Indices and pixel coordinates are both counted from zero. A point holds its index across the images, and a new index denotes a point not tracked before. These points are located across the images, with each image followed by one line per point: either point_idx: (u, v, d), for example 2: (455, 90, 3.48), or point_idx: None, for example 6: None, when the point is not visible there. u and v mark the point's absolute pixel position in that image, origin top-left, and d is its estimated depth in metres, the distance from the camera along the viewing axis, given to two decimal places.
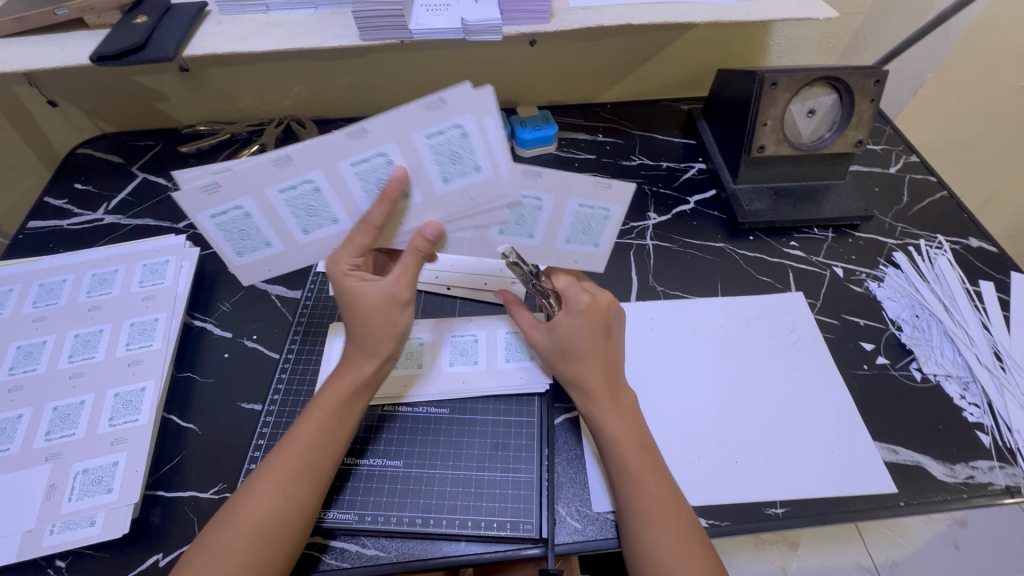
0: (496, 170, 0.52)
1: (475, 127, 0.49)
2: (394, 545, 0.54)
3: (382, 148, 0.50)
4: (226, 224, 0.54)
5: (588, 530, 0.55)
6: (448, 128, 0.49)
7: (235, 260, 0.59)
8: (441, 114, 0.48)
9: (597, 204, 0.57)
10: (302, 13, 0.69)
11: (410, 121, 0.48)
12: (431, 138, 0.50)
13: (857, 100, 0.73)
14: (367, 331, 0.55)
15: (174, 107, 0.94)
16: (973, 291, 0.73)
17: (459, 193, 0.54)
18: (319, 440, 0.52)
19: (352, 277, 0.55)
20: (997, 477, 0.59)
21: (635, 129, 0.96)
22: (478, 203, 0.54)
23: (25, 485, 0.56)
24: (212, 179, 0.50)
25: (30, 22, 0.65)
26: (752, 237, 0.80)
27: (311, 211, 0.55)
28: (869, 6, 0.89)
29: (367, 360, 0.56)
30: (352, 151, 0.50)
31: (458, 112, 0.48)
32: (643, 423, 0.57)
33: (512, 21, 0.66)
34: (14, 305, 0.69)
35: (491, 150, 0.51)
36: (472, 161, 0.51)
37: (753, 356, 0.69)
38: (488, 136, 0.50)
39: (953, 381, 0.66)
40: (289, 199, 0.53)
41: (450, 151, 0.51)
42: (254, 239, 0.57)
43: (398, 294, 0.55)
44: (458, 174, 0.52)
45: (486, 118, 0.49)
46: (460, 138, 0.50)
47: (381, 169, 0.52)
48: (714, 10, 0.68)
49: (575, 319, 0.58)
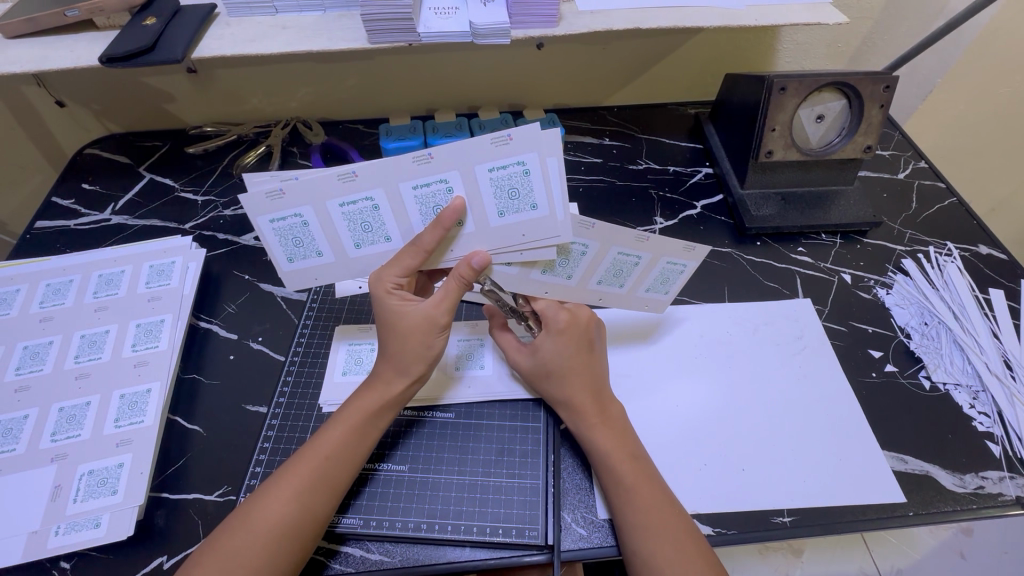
0: (552, 210, 0.54)
1: (537, 166, 0.51)
2: (399, 550, 0.54)
3: (443, 175, 0.52)
4: (283, 230, 0.55)
5: (593, 537, 0.54)
6: (511, 164, 0.51)
7: (285, 266, 0.58)
8: (508, 150, 0.51)
9: (632, 252, 0.60)
10: (310, 16, 0.69)
11: (475, 152, 0.51)
12: (493, 172, 0.52)
13: (866, 105, 0.72)
14: (404, 351, 0.55)
15: (181, 108, 0.94)
16: (982, 299, 0.73)
17: (512, 228, 0.55)
18: (337, 450, 0.52)
19: (395, 296, 0.55)
20: (1007, 488, 0.58)
21: (641, 133, 0.95)
22: (528, 239, 0.55)
23: (31, 486, 0.56)
24: (280, 185, 0.52)
25: (40, 23, 0.65)
26: (759, 242, 0.80)
27: (366, 226, 0.56)
28: (878, 11, 0.88)
29: (400, 379, 0.56)
30: (416, 175, 0.52)
31: (524, 150, 0.51)
32: (634, 436, 0.57)
33: (521, 25, 0.66)
34: (21, 304, 0.69)
35: (549, 190, 0.53)
36: (529, 199, 0.53)
37: (761, 363, 0.68)
38: (546, 174, 0.52)
39: (963, 390, 0.65)
40: (347, 214, 0.54)
41: (508, 186, 0.53)
42: (306, 248, 0.57)
43: (438, 318, 0.55)
44: (513, 210, 0.54)
45: (549, 159, 0.51)
46: (520, 174, 0.52)
47: (438, 196, 0.54)
48: (723, 14, 0.68)
49: (557, 337, 0.59)
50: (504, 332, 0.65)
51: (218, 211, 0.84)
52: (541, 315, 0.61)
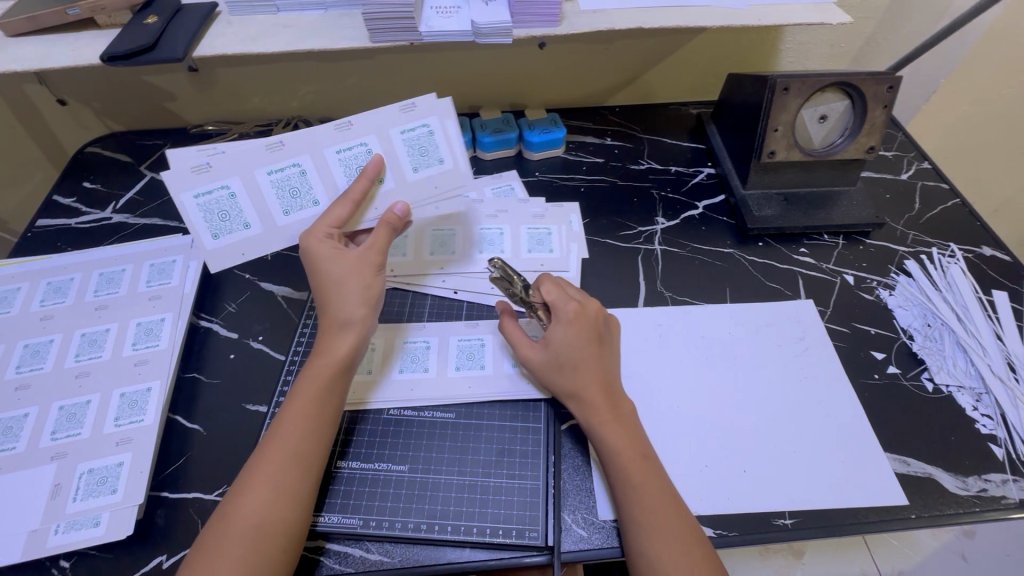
0: (455, 163, 0.63)
1: (439, 127, 0.62)
2: (399, 551, 0.54)
3: (363, 139, 0.60)
4: (208, 205, 0.58)
5: (594, 538, 0.54)
6: (418, 127, 0.61)
7: (210, 244, 0.59)
8: (413, 115, 0.61)
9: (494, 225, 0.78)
10: (312, 14, 0.69)
11: (386, 118, 0.60)
12: (404, 134, 0.61)
13: (869, 105, 0.72)
14: (341, 297, 0.56)
15: (182, 107, 0.94)
16: (985, 301, 0.72)
17: (425, 182, 0.62)
18: (302, 434, 0.52)
19: (328, 244, 0.56)
20: (1011, 491, 0.58)
21: (643, 133, 0.95)
22: (440, 190, 0.63)
23: (31, 485, 0.56)
24: (206, 159, 0.57)
25: (41, 21, 0.65)
26: (761, 243, 0.79)
27: (294, 193, 0.60)
28: (882, 11, 0.88)
29: (343, 334, 0.56)
30: (338, 140, 0.60)
31: (427, 115, 0.61)
32: (644, 435, 0.57)
33: (523, 24, 0.66)
34: (22, 303, 0.69)
35: (451, 147, 0.63)
36: (437, 156, 0.62)
37: (762, 364, 0.68)
38: (449, 135, 0.62)
39: (965, 392, 0.65)
40: (275, 181, 0.59)
41: (419, 146, 0.61)
42: (233, 220, 0.59)
43: (370, 257, 0.57)
44: (425, 166, 0.62)
45: (449, 120, 0.62)
46: (426, 135, 0.61)
47: (359, 157, 0.61)
48: (727, 14, 0.68)
49: (567, 328, 0.59)
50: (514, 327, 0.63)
51: None
52: (550, 305, 0.61)
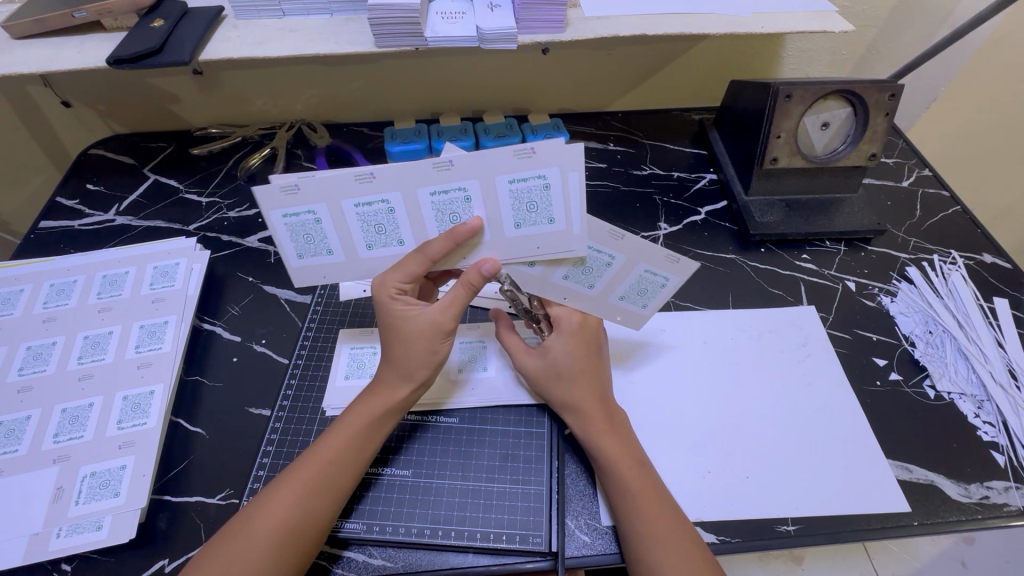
0: (569, 224, 0.53)
1: (558, 180, 0.50)
2: (401, 556, 0.54)
3: (463, 184, 0.51)
4: (295, 225, 0.53)
5: (598, 544, 0.54)
6: (531, 177, 0.50)
7: (293, 262, 0.56)
8: (529, 164, 0.49)
9: (660, 272, 0.58)
10: (317, 19, 0.69)
11: (498, 164, 0.49)
12: (513, 184, 0.50)
13: (871, 114, 0.73)
14: (408, 356, 0.55)
15: (186, 110, 0.94)
16: (987, 308, 0.73)
17: (526, 239, 0.54)
18: (343, 456, 0.52)
19: (400, 301, 0.55)
20: (1012, 498, 0.58)
21: (645, 138, 0.96)
22: (542, 251, 0.55)
23: (33, 487, 0.55)
24: (295, 180, 0.49)
25: (48, 24, 0.65)
26: (763, 249, 0.80)
27: (380, 229, 0.54)
28: (883, 19, 0.89)
29: (405, 384, 0.56)
30: (434, 182, 0.51)
31: (545, 165, 0.49)
32: (638, 444, 0.57)
33: (527, 30, 0.66)
34: (25, 305, 0.69)
35: (569, 207, 0.51)
36: (547, 213, 0.52)
37: (764, 370, 0.68)
38: (568, 190, 0.50)
39: (966, 399, 0.65)
40: (361, 214, 0.53)
41: (528, 199, 0.51)
42: (317, 245, 0.55)
43: (443, 324, 0.55)
44: (530, 222, 0.53)
45: (571, 173, 0.49)
46: (541, 188, 0.50)
47: (456, 204, 0.52)
48: (730, 22, 0.68)
49: (568, 340, 0.60)
50: (511, 332, 0.65)
51: (222, 213, 0.84)
52: (554, 317, 0.62)
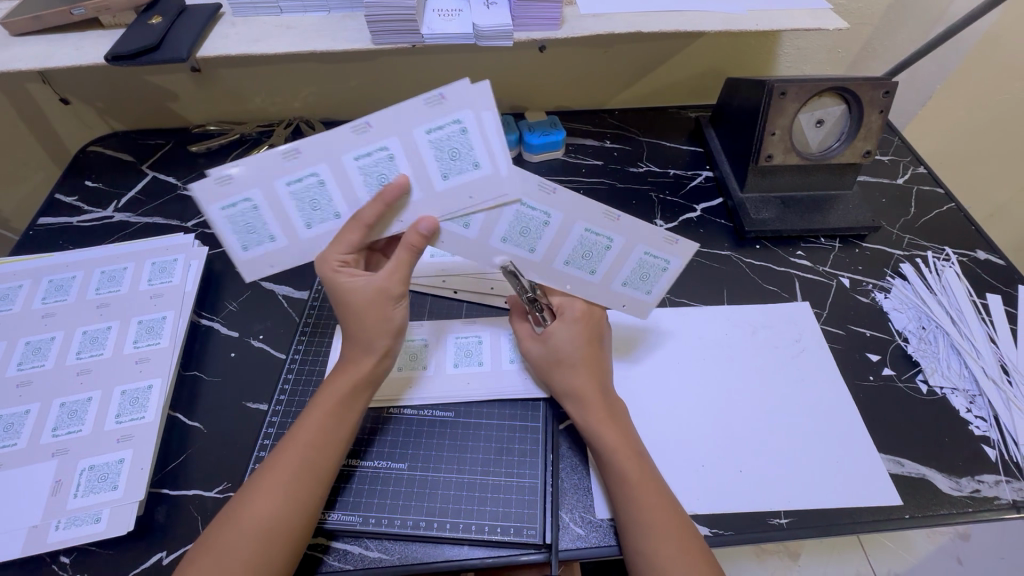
0: (495, 168, 0.53)
1: (473, 123, 0.50)
2: (397, 548, 0.54)
3: (384, 142, 0.51)
4: (236, 217, 0.52)
5: (591, 537, 0.55)
6: (447, 124, 0.50)
7: (240, 255, 0.55)
8: (440, 110, 0.49)
9: (660, 255, 0.59)
10: (315, 16, 0.70)
11: (411, 115, 0.50)
12: (430, 134, 0.51)
13: (865, 111, 0.73)
14: (362, 326, 0.55)
15: (185, 107, 0.94)
16: (979, 304, 0.73)
17: (458, 191, 0.53)
18: (320, 440, 0.53)
19: (344, 273, 0.54)
20: (1003, 491, 0.59)
21: (642, 136, 0.96)
22: (476, 200, 0.54)
23: (32, 480, 0.56)
24: (225, 169, 0.49)
25: (47, 21, 0.66)
26: (758, 245, 0.80)
27: (315, 204, 0.53)
28: (878, 18, 0.89)
29: (366, 356, 0.56)
30: (357, 145, 0.50)
31: (458, 108, 0.49)
32: (637, 435, 0.57)
33: (524, 27, 0.67)
34: (24, 301, 0.70)
35: (489, 150, 0.51)
36: (471, 159, 0.52)
37: (758, 365, 0.68)
38: (482, 132, 0.51)
39: (959, 394, 0.66)
40: (296, 193, 0.52)
41: (449, 147, 0.51)
42: (260, 233, 0.54)
43: (389, 288, 0.54)
44: (456, 172, 0.52)
45: (485, 113, 0.50)
46: (458, 133, 0.51)
47: (382, 164, 0.52)
48: (725, 19, 0.69)
49: (571, 327, 0.60)
50: (522, 321, 0.65)
51: None
52: (557, 305, 0.63)
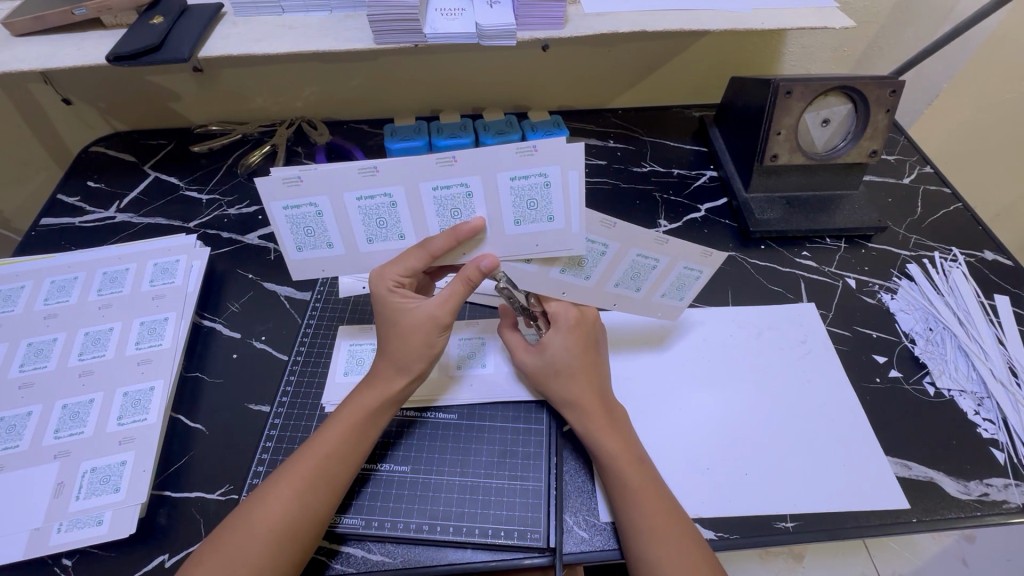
0: (568, 223, 0.54)
1: (558, 178, 0.51)
2: (400, 551, 0.54)
3: (464, 179, 0.51)
4: (296, 218, 0.53)
5: (595, 540, 0.54)
6: (532, 175, 0.51)
7: (293, 255, 0.57)
8: (531, 161, 0.50)
9: (695, 267, 0.62)
10: (316, 16, 0.69)
11: (499, 160, 0.50)
12: (514, 181, 0.51)
13: (872, 109, 0.72)
14: (404, 351, 0.55)
15: (187, 107, 0.94)
16: (987, 305, 0.72)
17: (526, 237, 0.55)
18: (338, 451, 0.52)
19: (397, 294, 0.55)
20: (1012, 495, 0.58)
21: (646, 135, 0.95)
22: (542, 249, 0.55)
23: (35, 482, 0.56)
24: (298, 172, 0.50)
25: (48, 21, 0.65)
26: (763, 245, 0.80)
27: (381, 223, 0.55)
28: (884, 16, 0.88)
29: (399, 378, 0.55)
30: (437, 176, 0.51)
31: (547, 162, 0.50)
32: (637, 440, 0.57)
33: (527, 26, 0.66)
34: (25, 302, 0.69)
35: (569, 205, 0.52)
36: (547, 211, 0.53)
37: (764, 367, 0.68)
38: (567, 187, 0.51)
39: (967, 396, 0.65)
40: (364, 208, 0.53)
41: (528, 197, 0.52)
42: (317, 238, 0.55)
43: (440, 317, 0.55)
44: (530, 220, 0.54)
45: (571, 172, 0.50)
46: (542, 186, 0.51)
47: (457, 200, 0.53)
48: (731, 18, 0.68)
49: (566, 336, 0.60)
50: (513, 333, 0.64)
51: (222, 210, 0.84)
52: (551, 313, 0.62)
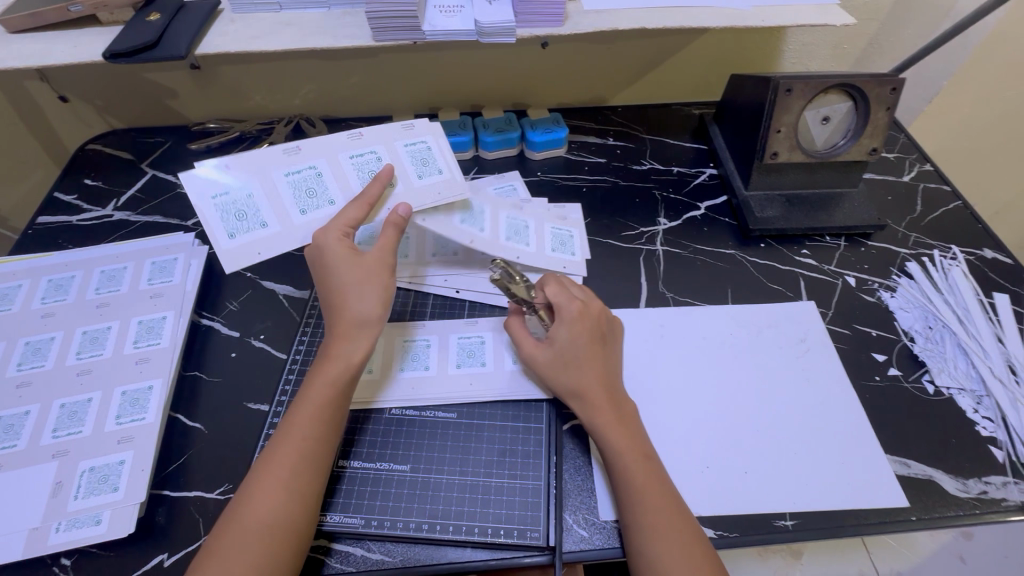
0: (455, 173, 0.66)
1: (436, 142, 0.67)
2: (399, 550, 0.54)
3: (372, 146, 0.65)
4: (223, 203, 0.58)
5: (595, 539, 0.54)
6: (418, 141, 0.67)
7: (225, 244, 0.58)
8: (414, 133, 0.67)
9: (561, 227, 0.79)
10: (314, 13, 0.69)
11: (386, 134, 0.66)
12: (408, 146, 0.66)
13: (872, 107, 0.72)
14: (355, 294, 0.57)
15: (184, 105, 0.94)
16: (986, 303, 0.72)
17: (430, 188, 0.64)
18: (314, 433, 0.52)
19: (344, 240, 0.57)
20: (1011, 493, 0.58)
21: (646, 133, 0.95)
22: (444, 196, 0.65)
23: (33, 482, 0.56)
24: (224, 161, 0.60)
25: (43, 18, 0.65)
26: (763, 244, 0.80)
27: (310, 192, 0.61)
28: (884, 13, 0.88)
29: (354, 341, 0.56)
30: (347, 149, 0.64)
31: (424, 133, 0.67)
32: (645, 438, 0.57)
33: (526, 24, 0.66)
34: (23, 301, 0.69)
35: (450, 159, 0.67)
36: (437, 165, 0.65)
37: (763, 365, 0.68)
38: (446, 149, 0.67)
39: (966, 394, 0.65)
40: (292, 181, 0.61)
41: (420, 154, 0.65)
42: (250, 219, 0.59)
43: (385, 257, 0.58)
44: (428, 173, 0.65)
45: (444, 138, 0.68)
46: (426, 148, 0.66)
47: (369, 163, 0.64)
48: (731, 15, 0.68)
49: (571, 326, 0.60)
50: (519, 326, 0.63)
51: None
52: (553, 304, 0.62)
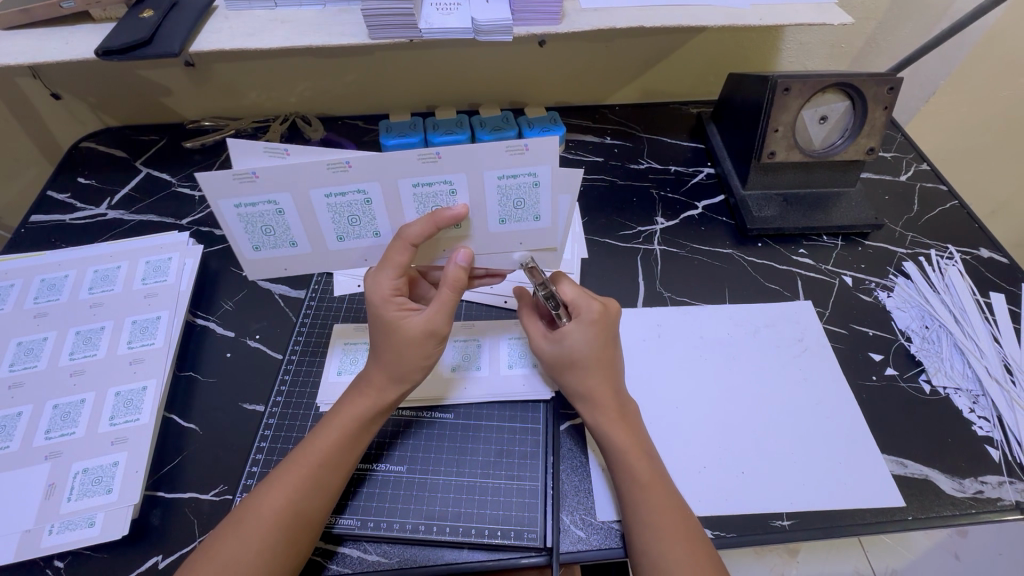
0: (552, 222, 0.57)
1: (548, 181, 0.53)
2: (396, 551, 0.54)
3: (448, 177, 0.52)
4: (250, 216, 0.53)
5: (593, 539, 0.54)
6: (522, 175, 0.52)
7: (249, 254, 0.57)
8: (522, 159, 0.51)
9: None
10: (310, 10, 0.68)
11: (488, 158, 0.51)
12: (502, 180, 0.53)
13: (870, 106, 0.72)
14: (400, 358, 0.54)
15: (179, 103, 0.93)
16: (983, 303, 0.72)
17: (512, 234, 0.57)
18: (331, 456, 0.52)
19: (393, 304, 0.54)
20: (1007, 492, 0.58)
21: (643, 132, 0.95)
22: (525, 247, 0.59)
23: (26, 483, 0.55)
24: (252, 170, 0.50)
25: (34, 14, 0.64)
26: (760, 243, 0.79)
27: (353, 219, 0.55)
28: (882, 12, 0.88)
29: (395, 387, 0.55)
30: (419, 173, 0.52)
31: (537, 163, 0.52)
32: (648, 437, 0.57)
33: (524, 21, 0.65)
34: (15, 301, 0.69)
35: (553, 206, 0.55)
36: (533, 210, 0.55)
37: (760, 366, 0.68)
38: (554, 192, 0.54)
39: (962, 394, 0.65)
40: (333, 205, 0.53)
41: (516, 196, 0.54)
42: (277, 237, 0.56)
43: (436, 329, 0.54)
44: (515, 218, 0.56)
45: (563, 197, 0.55)
46: (530, 185, 0.53)
47: (440, 196, 0.54)
48: (728, 14, 0.67)
49: (587, 329, 0.57)
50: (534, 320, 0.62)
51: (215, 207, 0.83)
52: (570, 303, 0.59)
